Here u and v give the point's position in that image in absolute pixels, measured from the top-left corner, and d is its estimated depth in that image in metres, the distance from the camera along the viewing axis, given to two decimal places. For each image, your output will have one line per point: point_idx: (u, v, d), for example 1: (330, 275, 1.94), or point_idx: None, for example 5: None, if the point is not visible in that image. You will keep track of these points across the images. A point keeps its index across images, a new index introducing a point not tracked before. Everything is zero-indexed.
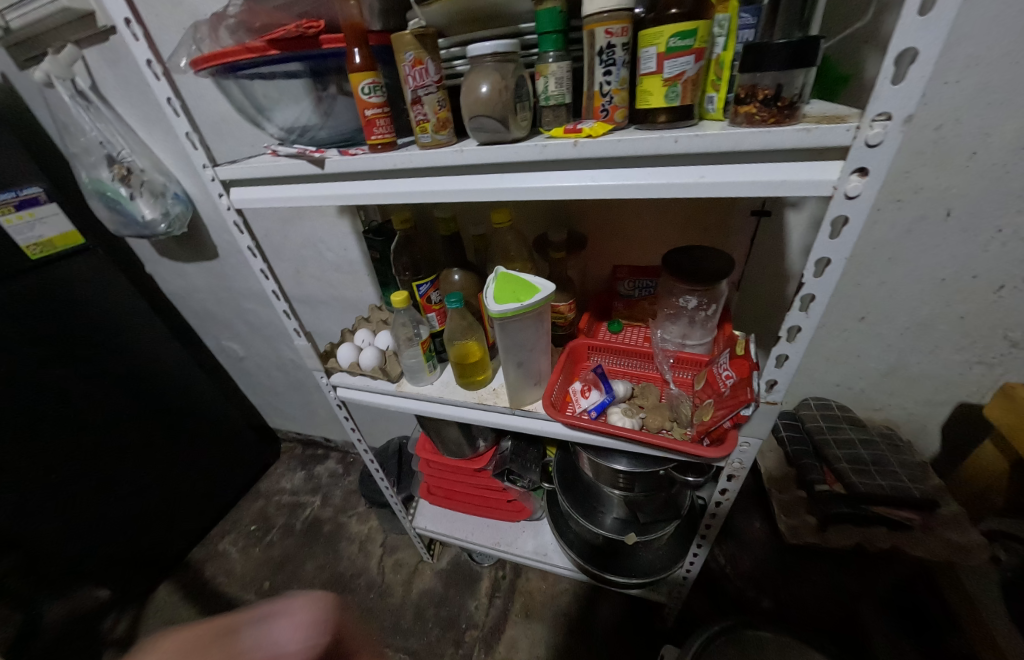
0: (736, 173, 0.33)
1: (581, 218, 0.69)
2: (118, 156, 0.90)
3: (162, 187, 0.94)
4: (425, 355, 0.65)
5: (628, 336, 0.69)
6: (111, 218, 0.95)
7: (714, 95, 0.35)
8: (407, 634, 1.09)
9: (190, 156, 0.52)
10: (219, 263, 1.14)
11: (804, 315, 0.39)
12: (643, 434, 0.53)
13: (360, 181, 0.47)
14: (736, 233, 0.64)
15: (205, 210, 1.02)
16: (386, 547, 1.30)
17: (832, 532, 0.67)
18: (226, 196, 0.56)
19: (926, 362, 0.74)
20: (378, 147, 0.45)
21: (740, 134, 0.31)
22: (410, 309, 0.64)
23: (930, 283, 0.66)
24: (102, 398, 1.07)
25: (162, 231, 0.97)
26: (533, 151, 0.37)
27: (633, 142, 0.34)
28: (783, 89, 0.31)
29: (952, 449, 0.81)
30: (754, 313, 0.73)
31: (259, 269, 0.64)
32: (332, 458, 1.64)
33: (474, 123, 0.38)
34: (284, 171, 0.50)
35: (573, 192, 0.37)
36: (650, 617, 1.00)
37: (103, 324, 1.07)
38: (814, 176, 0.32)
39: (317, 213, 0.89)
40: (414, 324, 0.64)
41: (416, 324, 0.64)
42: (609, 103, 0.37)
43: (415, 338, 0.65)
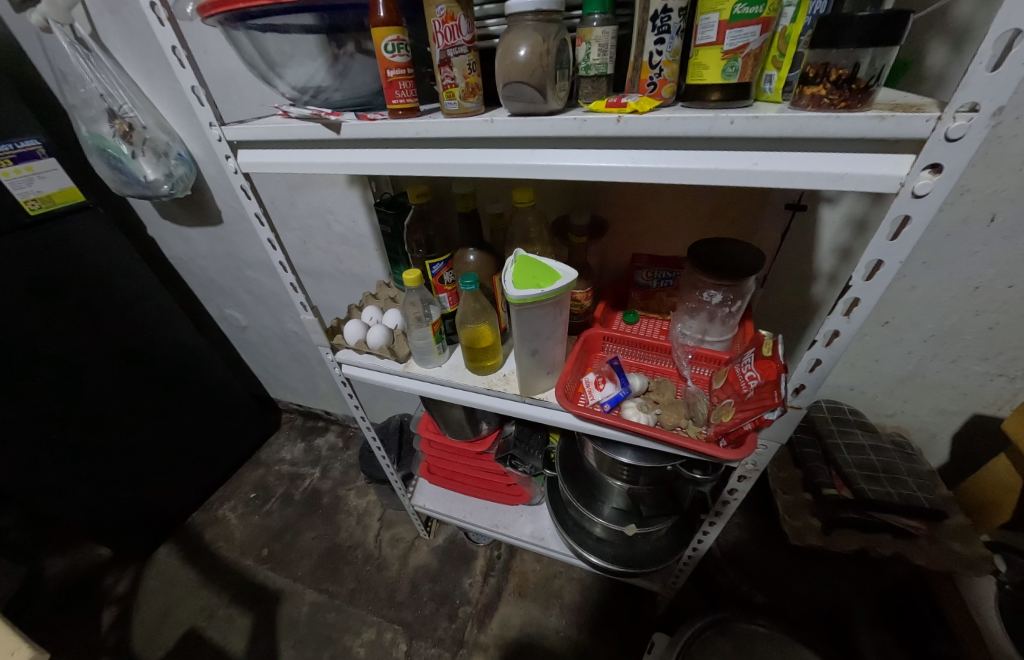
0: (793, 163, 0.31)
1: (604, 203, 0.66)
2: (120, 111, 0.85)
3: (165, 146, 0.91)
4: (435, 337, 0.63)
5: (644, 327, 0.67)
6: (111, 176, 0.91)
7: (773, 73, 0.33)
8: (401, 606, 1.11)
9: (196, 113, 0.48)
10: (224, 229, 1.11)
11: (845, 319, 0.37)
12: (657, 432, 0.51)
13: (378, 150, 0.44)
14: (767, 227, 0.61)
15: (209, 172, 0.98)
16: (384, 522, 1.31)
17: (837, 537, 0.66)
18: (233, 158, 0.53)
19: (945, 371, 0.72)
20: (399, 113, 0.42)
21: (806, 119, 0.28)
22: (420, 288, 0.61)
23: (961, 291, 0.63)
24: (104, 363, 1.06)
25: (164, 193, 0.93)
26: (569, 125, 0.34)
27: (683, 122, 0.31)
28: (860, 69, 0.27)
29: (961, 460, 0.80)
30: (774, 310, 0.72)
31: (266, 237, 0.61)
32: (332, 430, 1.65)
33: (509, 90, 0.35)
34: (293, 133, 0.46)
35: (612, 173, 0.35)
36: (642, 604, 1.02)
37: (103, 286, 1.05)
38: (881, 169, 0.29)
39: (325, 181, 0.85)
40: (426, 303, 0.62)
41: (427, 303, 0.62)
42: (658, 76, 0.33)
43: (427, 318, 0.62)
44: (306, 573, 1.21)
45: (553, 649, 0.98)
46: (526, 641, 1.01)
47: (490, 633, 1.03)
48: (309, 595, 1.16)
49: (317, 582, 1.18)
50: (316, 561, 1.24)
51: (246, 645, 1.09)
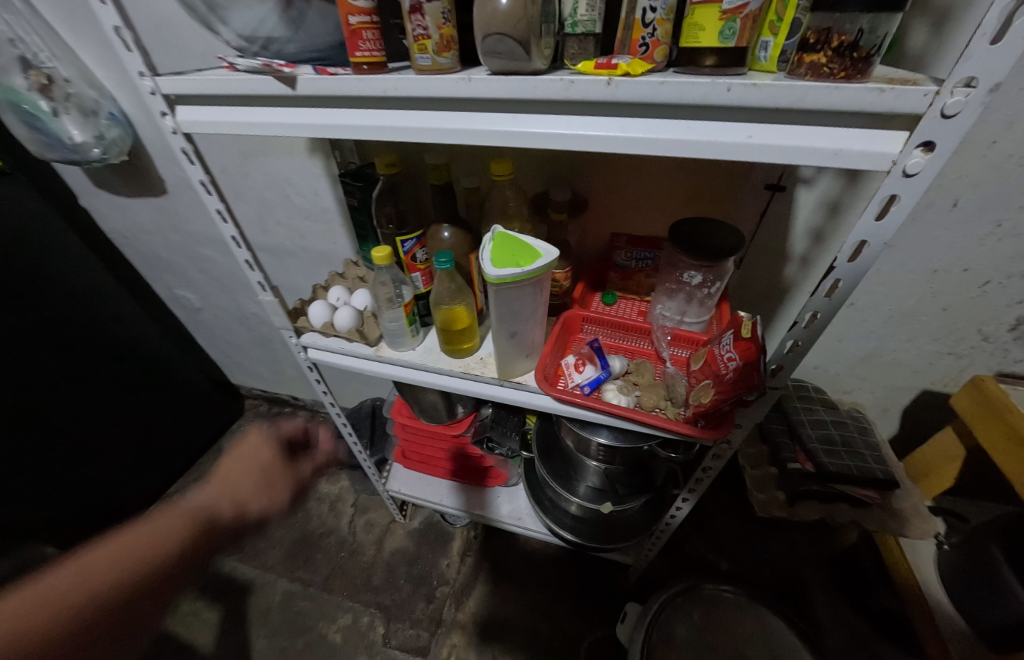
0: (786, 137, 0.29)
1: (585, 178, 0.63)
2: (35, 60, 0.73)
3: (93, 103, 0.80)
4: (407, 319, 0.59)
5: (622, 308, 0.67)
6: (29, 137, 0.79)
7: (770, 40, 0.30)
8: (378, 590, 1.10)
9: (122, 60, 0.41)
10: (170, 200, 1.00)
11: (826, 301, 0.37)
12: (637, 414, 0.51)
13: (341, 108, 0.39)
14: (746, 207, 0.61)
15: (149, 135, 0.87)
16: (357, 507, 1.29)
17: (799, 507, 0.70)
18: (170, 115, 0.46)
19: (901, 350, 0.76)
20: (364, 68, 0.38)
21: (806, 88, 0.27)
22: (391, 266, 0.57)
23: (921, 274, 0.66)
24: (40, 352, 0.96)
25: (95, 157, 0.82)
26: (555, 87, 0.31)
27: (679, 86, 0.28)
28: (863, 37, 0.25)
29: (907, 432, 0.86)
30: (746, 291, 0.73)
31: (215, 208, 0.55)
32: (300, 416, 1.58)
33: (489, 44, 0.31)
34: (242, 88, 0.41)
35: (601, 143, 0.32)
36: (614, 576, 1.05)
37: (29, 264, 0.93)
38: (875, 145, 0.28)
39: (282, 147, 0.78)
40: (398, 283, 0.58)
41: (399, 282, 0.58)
42: (650, 37, 0.31)
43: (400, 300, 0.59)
44: (277, 562, 1.18)
45: (529, 622, 1.01)
46: (504, 617, 1.03)
47: (468, 611, 1.05)
48: (281, 585, 1.13)
49: (289, 571, 1.16)
50: (287, 550, 1.21)
51: (216, 638, 1.06)
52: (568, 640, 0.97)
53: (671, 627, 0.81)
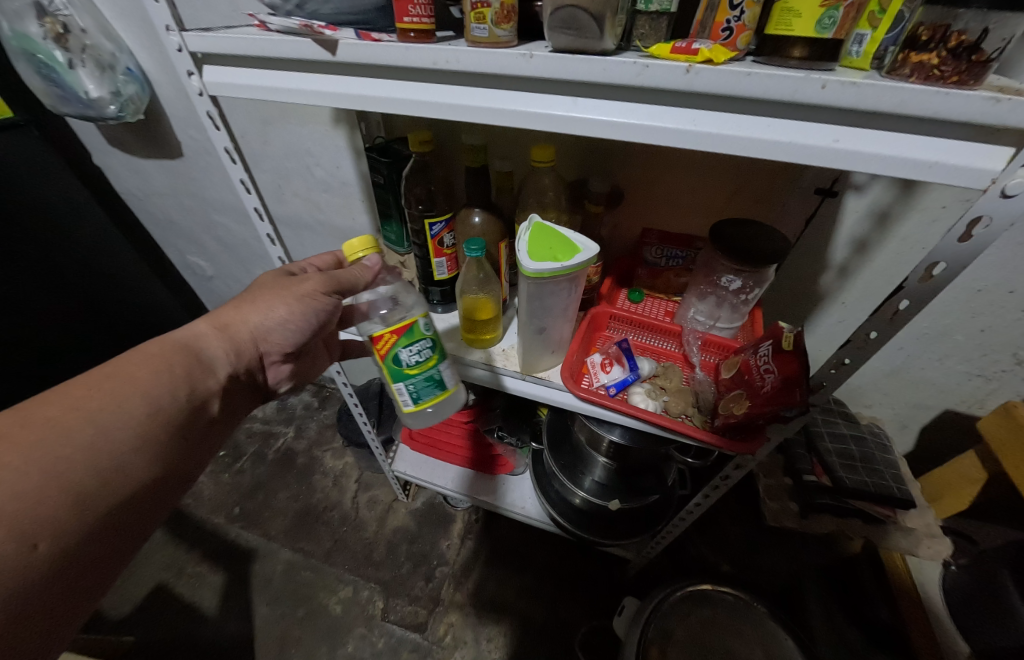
0: (873, 143, 0.27)
1: (621, 168, 0.60)
2: (50, 5, 0.71)
3: (111, 57, 0.76)
4: (377, 360, 0.46)
5: (649, 307, 0.65)
6: (47, 91, 0.78)
7: (867, 34, 0.26)
8: (379, 566, 1.13)
9: (148, 11, 0.38)
10: (186, 164, 0.98)
11: (887, 321, 0.36)
12: (665, 420, 0.50)
13: (382, 78, 0.36)
14: (791, 210, 0.58)
15: (167, 95, 0.84)
16: (361, 484, 1.30)
17: (812, 520, 0.74)
18: (197, 75, 0.43)
19: (929, 368, 0.73)
20: (410, 36, 0.35)
21: (909, 93, 0.24)
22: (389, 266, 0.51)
23: (963, 292, 0.62)
24: (22, 287, 1.03)
25: (111, 115, 0.79)
26: (626, 71, 0.28)
27: (766, 80, 0.26)
28: (986, 38, 0.23)
29: (925, 449, 0.84)
30: (779, 297, 0.71)
31: (239, 179, 0.54)
32: (307, 389, 1.57)
33: (559, 18, 0.29)
34: (272, 50, 0.38)
35: (667, 136, 0.30)
36: (613, 569, 1.06)
37: (33, 200, 0.99)
38: (976, 159, 0.25)
39: (305, 115, 0.75)
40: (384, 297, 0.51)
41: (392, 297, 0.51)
42: (735, 20, 0.28)
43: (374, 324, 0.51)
44: (281, 531, 1.20)
45: (526, 608, 1.03)
46: (500, 602, 1.04)
47: (466, 592, 1.07)
48: (284, 554, 1.16)
49: (293, 541, 1.18)
50: (291, 520, 1.23)
51: (219, 601, 1.09)
52: (563, 627, 0.99)
53: (669, 624, 0.81)
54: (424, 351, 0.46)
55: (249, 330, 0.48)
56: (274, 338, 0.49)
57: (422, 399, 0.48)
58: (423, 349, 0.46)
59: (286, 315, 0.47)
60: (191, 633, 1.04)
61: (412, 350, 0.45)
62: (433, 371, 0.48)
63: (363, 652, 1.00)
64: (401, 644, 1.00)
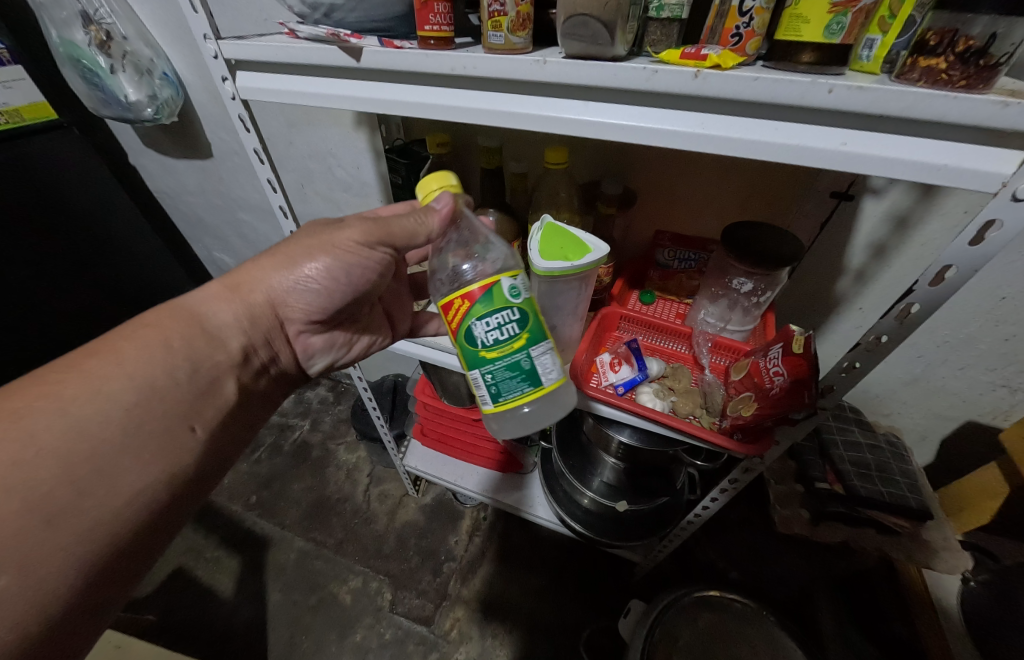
0: (882, 147, 0.27)
1: (635, 171, 0.61)
2: (96, 15, 0.76)
3: (149, 63, 0.80)
4: (454, 339, 0.38)
5: (660, 309, 0.65)
6: (90, 94, 0.82)
7: (877, 38, 0.27)
8: (388, 558, 1.15)
9: (188, 22, 0.41)
10: (215, 164, 1.02)
11: (897, 324, 0.36)
12: (673, 419, 0.50)
13: (402, 83, 0.38)
14: (805, 214, 0.58)
15: (199, 98, 0.88)
16: (373, 478, 1.33)
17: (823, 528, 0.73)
18: (231, 81, 0.46)
19: (951, 378, 0.71)
20: (431, 43, 0.37)
21: (917, 95, 0.24)
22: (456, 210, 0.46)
23: (986, 300, 0.60)
24: (65, 280, 1.09)
25: (148, 117, 0.83)
26: (636, 76, 0.29)
27: (772, 84, 0.26)
28: (995, 42, 0.23)
29: (946, 461, 0.82)
30: (793, 302, 0.70)
31: (266, 178, 0.57)
32: (323, 384, 1.61)
33: (571, 25, 0.30)
34: (300, 57, 0.40)
35: (676, 139, 0.31)
36: (620, 571, 1.06)
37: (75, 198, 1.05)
38: (987, 162, 0.25)
39: (329, 118, 0.77)
40: (455, 247, 0.44)
41: (467, 246, 0.44)
42: (744, 27, 0.29)
43: (449, 280, 0.43)
44: (295, 521, 1.23)
45: (531, 606, 1.03)
46: (506, 599, 1.05)
47: (472, 588, 1.08)
48: (297, 543, 1.19)
49: (307, 531, 1.21)
50: (305, 510, 1.26)
51: (235, 586, 1.12)
52: (568, 628, 1.00)
53: (675, 629, 0.81)
54: (506, 329, 0.36)
55: (265, 295, 0.47)
56: (295, 304, 0.48)
57: (503, 395, 0.38)
58: (505, 326, 0.36)
59: (313, 271, 0.44)
60: (208, 615, 1.08)
61: (487, 325, 0.36)
62: (518, 358, 0.37)
63: (371, 642, 1.02)
64: (408, 636, 1.02)
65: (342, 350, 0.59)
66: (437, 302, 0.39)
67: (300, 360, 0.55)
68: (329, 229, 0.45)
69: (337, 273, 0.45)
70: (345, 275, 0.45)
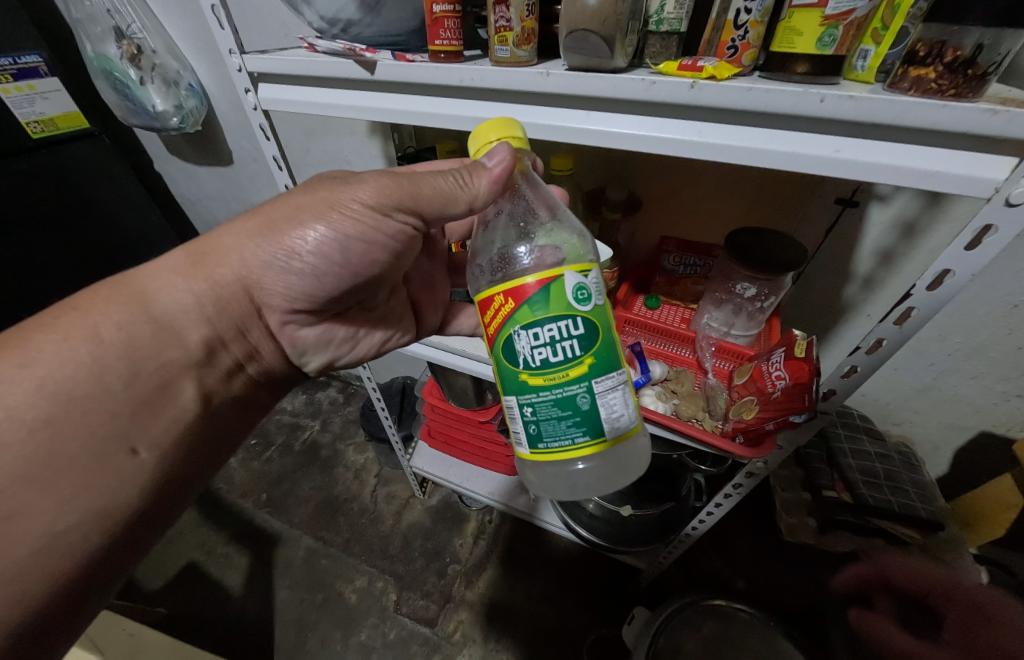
0: (878, 152, 0.27)
1: (640, 177, 0.62)
2: (128, 30, 0.80)
3: (175, 74, 0.84)
4: (493, 353, 0.34)
5: (665, 314, 0.65)
6: (119, 103, 0.86)
7: (870, 49, 0.28)
8: (393, 559, 1.16)
9: (216, 38, 0.43)
10: (234, 171, 1.06)
11: (896, 328, 0.36)
12: (676, 422, 0.51)
13: (413, 94, 0.40)
14: (811, 221, 0.58)
15: (221, 107, 0.92)
16: (381, 479, 1.34)
17: (830, 536, 0.72)
18: (253, 92, 0.49)
19: (963, 387, 0.70)
20: (441, 56, 0.38)
21: (908, 104, 0.25)
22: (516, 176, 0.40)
23: (998, 307, 0.59)
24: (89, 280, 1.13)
25: (174, 126, 0.88)
26: (635, 87, 0.30)
27: (766, 94, 0.27)
28: (982, 53, 0.24)
29: (961, 473, 0.80)
30: (800, 308, 0.70)
31: (283, 183, 0.59)
32: (334, 386, 1.64)
33: (572, 39, 0.31)
34: (318, 70, 0.43)
35: (674, 145, 0.32)
36: (626, 578, 1.05)
37: (102, 203, 1.10)
38: (979, 169, 0.25)
39: (344, 127, 0.80)
40: (509, 220, 0.40)
41: (523, 220, 0.39)
42: (740, 39, 0.30)
43: (491, 267, 0.40)
44: (303, 519, 1.25)
45: (535, 611, 1.03)
46: (510, 603, 1.05)
47: (476, 591, 1.08)
48: (305, 541, 1.21)
49: (315, 529, 1.23)
50: (314, 509, 1.28)
51: (244, 581, 1.14)
52: (572, 633, 0.99)
53: (680, 637, 0.80)
54: (559, 349, 0.31)
55: (233, 270, 0.41)
56: (273, 285, 0.42)
57: (539, 428, 0.34)
58: (558, 345, 0.31)
59: (302, 242, 0.38)
60: (218, 609, 1.10)
61: (536, 338, 0.31)
62: (573, 392, 0.32)
63: (375, 642, 1.03)
64: (412, 637, 1.03)
65: (338, 348, 0.54)
66: (478, 294, 0.34)
67: (288, 354, 0.51)
68: (336, 184, 0.39)
69: (330, 249, 0.38)
70: (341, 252, 0.39)
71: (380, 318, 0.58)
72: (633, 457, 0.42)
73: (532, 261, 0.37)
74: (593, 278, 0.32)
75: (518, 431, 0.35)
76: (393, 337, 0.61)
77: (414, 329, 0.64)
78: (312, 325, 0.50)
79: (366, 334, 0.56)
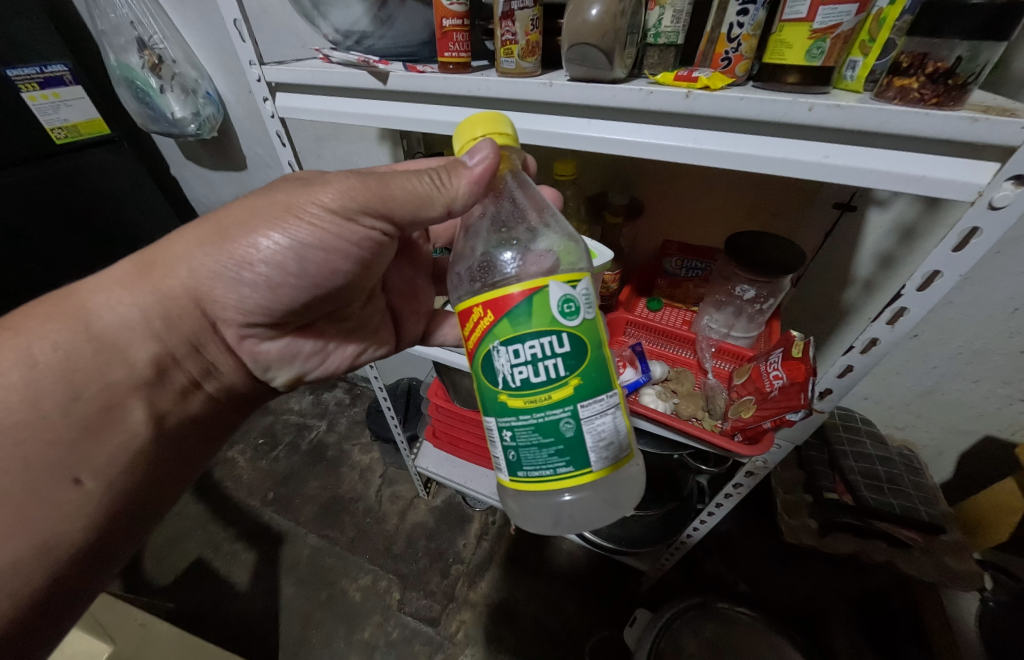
0: (865, 158, 0.29)
1: (641, 182, 0.64)
2: (150, 41, 0.84)
3: (194, 82, 0.87)
4: (474, 371, 0.35)
5: (667, 316, 0.66)
6: (140, 111, 0.90)
7: (859, 60, 0.30)
8: (397, 558, 1.17)
9: (237, 50, 0.46)
10: (248, 175, 1.10)
11: (889, 328, 0.37)
12: (675, 420, 0.52)
13: (423, 102, 0.42)
14: (811, 225, 0.60)
15: (238, 114, 0.95)
16: (385, 478, 1.36)
17: (832, 538, 0.70)
18: (271, 101, 0.51)
19: (965, 391, 0.70)
20: (450, 68, 0.40)
21: (892, 113, 0.26)
22: (504, 177, 0.41)
23: (998, 311, 0.60)
24: None
25: (191, 132, 0.91)
26: (634, 96, 0.32)
27: (758, 103, 0.29)
28: (960, 65, 0.25)
29: (966, 477, 0.80)
30: (801, 310, 0.71)
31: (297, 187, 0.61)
32: (341, 386, 1.66)
33: (575, 52, 0.33)
34: (332, 80, 0.45)
35: (671, 151, 0.33)
36: (628, 580, 1.05)
37: (120, 207, 1.13)
38: (962, 174, 0.27)
39: (356, 133, 0.83)
40: (491, 223, 0.41)
41: (504, 223, 0.41)
42: (734, 51, 0.32)
43: (472, 273, 0.41)
44: (309, 518, 1.27)
45: (538, 612, 1.04)
46: (512, 604, 1.06)
47: (479, 591, 1.09)
48: (311, 539, 1.22)
49: (319, 528, 1.25)
50: (319, 508, 1.30)
51: (250, 578, 1.16)
52: (573, 634, 0.99)
53: (681, 639, 0.80)
54: (541, 369, 0.33)
55: (181, 281, 0.41)
56: (223, 299, 0.42)
57: (518, 454, 0.35)
58: (539, 364, 0.32)
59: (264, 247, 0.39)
60: (223, 605, 1.12)
61: (516, 355, 0.33)
62: (554, 416, 0.33)
63: (378, 640, 1.04)
64: (415, 636, 1.04)
65: (309, 361, 0.56)
66: (458, 305, 0.35)
67: (253, 369, 0.52)
68: (296, 187, 0.39)
69: (287, 260, 0.40)
70: (297, 261, 0.40)
71: (353, 330, 0.60)
72: (619, 487, 0.43)
73: (515, 269, 0.39)
74: (582, 288, 0.33)
75: (499, 455, 0.37)
76: (368, 349, 0.63)
77: (392, 340, 0.66)
78: (274, 339, 0.51)
79: (336, 348, 0.58)
